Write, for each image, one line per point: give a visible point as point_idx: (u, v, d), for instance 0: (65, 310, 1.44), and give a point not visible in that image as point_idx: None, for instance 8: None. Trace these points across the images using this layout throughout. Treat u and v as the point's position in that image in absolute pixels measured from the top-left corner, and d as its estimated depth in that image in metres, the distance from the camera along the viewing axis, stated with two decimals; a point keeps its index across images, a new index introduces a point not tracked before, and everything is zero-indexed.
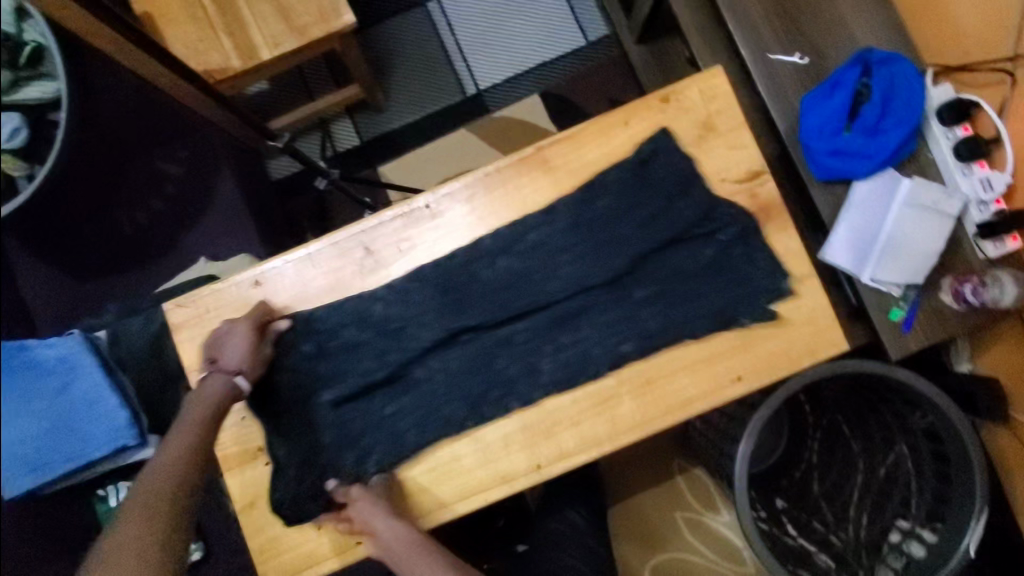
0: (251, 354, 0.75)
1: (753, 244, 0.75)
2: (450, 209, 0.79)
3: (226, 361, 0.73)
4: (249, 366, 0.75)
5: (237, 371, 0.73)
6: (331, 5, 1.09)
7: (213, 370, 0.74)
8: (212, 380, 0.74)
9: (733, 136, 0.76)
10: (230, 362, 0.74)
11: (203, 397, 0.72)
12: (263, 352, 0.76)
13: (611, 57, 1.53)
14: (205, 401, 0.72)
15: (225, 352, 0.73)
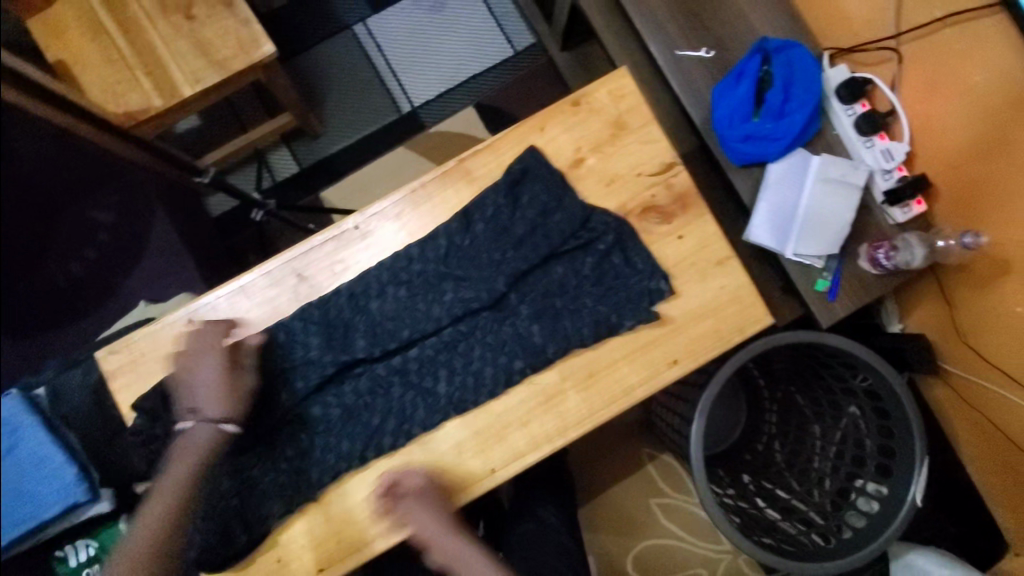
0: (229, 389, 0.70)
1: (674, 232, 0.78)
2: (382, 227, 0.77)
3: (208, 405, 0.68)
4: (234, 403, 0.70)
5: (221, 416, 0.68)
6: (249, 37, 1.09)
7: (190, 419, 0.68)
8: (195, 430, 0.68)
9: (645, 131, 0.79)
10: (210, 407, 0.68)
11: (190, 449, 0.67)
12: (243, 383, 0.71)
13: (538, 63, 1.57)
14: (193, 451, 0.67)
15: (205, 394, 0.69)
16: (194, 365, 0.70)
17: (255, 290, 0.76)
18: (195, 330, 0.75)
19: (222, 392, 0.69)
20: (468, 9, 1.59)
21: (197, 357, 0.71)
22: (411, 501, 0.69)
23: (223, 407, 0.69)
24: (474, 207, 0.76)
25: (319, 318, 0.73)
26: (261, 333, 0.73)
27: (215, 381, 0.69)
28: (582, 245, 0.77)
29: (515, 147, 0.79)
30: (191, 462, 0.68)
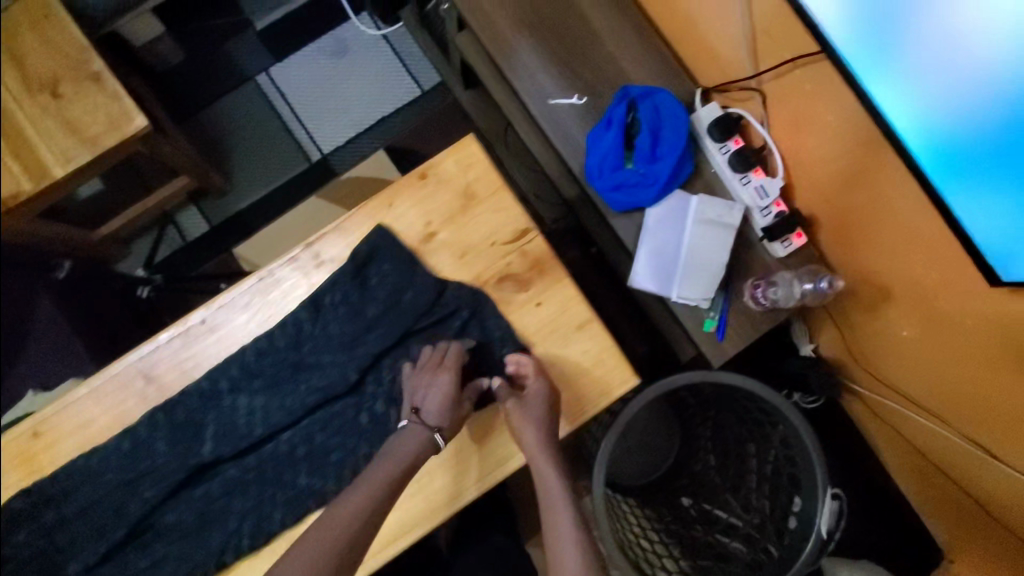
0: (457, 408, 0.70)
1: (533, 300, 0.78)
2: (231, 319, 0.75)
3: (436, 413, 0.69)
4: (455, 421, 0.70)
5: (436, 426, 0.69)
6: (121, 111, 1.07)
7: (411, 420, 0.69)
8: (410, 432, 0.68)
9: (496, 199, 0.78)
10: (433, 413, 0.69)
11: (403, 450, 0.67)
12: (463, 407, 0.72)
13: (446, 102, 1.56)
14: (400, 454, 0.67)
15: (443, 403, 0.69)
16: (424, 379, 0.70)
17: (102, 395, 0.73)
18: (41, 443, 0.73)
19: (451, 407, 0.70)
20: (371, 51, 1.57)
21: (422, 370, 0.71)
22: (533, 386, 0.72)
23: (453, 422, 0.70)
24: (324, 292, 0.75)
25: (164, 422, 0.71)
26: (105, 443, 0.70)
27: (454, 398, 0.70)
28: (438, 321, 0.76)
29: (366, 226, 0.78)
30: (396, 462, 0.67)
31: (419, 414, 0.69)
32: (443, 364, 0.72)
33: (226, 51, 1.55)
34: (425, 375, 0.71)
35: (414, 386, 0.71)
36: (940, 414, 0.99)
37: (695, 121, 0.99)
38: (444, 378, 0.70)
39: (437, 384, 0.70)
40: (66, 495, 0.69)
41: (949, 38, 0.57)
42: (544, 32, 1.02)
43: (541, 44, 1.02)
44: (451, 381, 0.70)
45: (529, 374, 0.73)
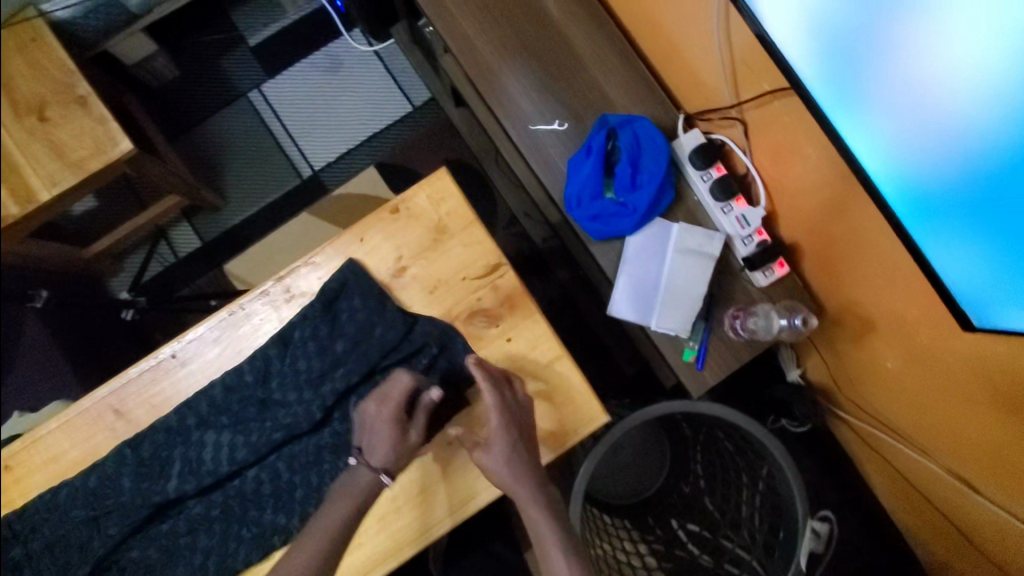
0: (402, 442, 0.70)
1: (503, 335, 0.77)
2: (201, 353, 0.75)
3: (378, 453, 0.69)
4: (403, 455, 0.70)
5: (381, 465, 0.69)
6: (105, 135, 1.14)
7: (357, 461, 0.70)
8: (358, 471, 0.69)
9: (467, 233, 0.78)
10: (377, 453, 0.70)
11: (349, 489, 0.68)
12: (412, 436, 0.71)
13: (437, 119, 1.56)
14: (347, 495, 0.68)
15: (383, 444, 0.69)
16: (370, 413, 0.71)
17: (71, 429, 0.74)
18: (11, 476, 0.73)
19: (396, 441, 0.70)
20: (362, 67, 1.57)
21: (369, 405, 0.71)
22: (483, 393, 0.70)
23: (402, 457, 0.70)
24: (293, 327, 0.75)
25: (131, 458, 0.71)
26: (75, 477, 0.71)
27: (394, 436, 0.70)
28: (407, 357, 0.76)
29: (337, 261, 0.78)
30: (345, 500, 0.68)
31: (364, 455, 0.70)
32: (387, 396, 0.71)
33: (219, 67, 1.55)
34: (371, 411, 0.71)
35: (360, 425, 0.72)
36: (928, 450, 0.97)
37: (676, 148, 0.98)
38: (384, 415, 0.70)
39: (377, 425, 0.70)
40: (37, 528, 0.71)
41: (912, 85, 0.57)
42: (526, 57, 1.01)
43: (522, 70, 1.01)
44: (389, 417, 0.70)
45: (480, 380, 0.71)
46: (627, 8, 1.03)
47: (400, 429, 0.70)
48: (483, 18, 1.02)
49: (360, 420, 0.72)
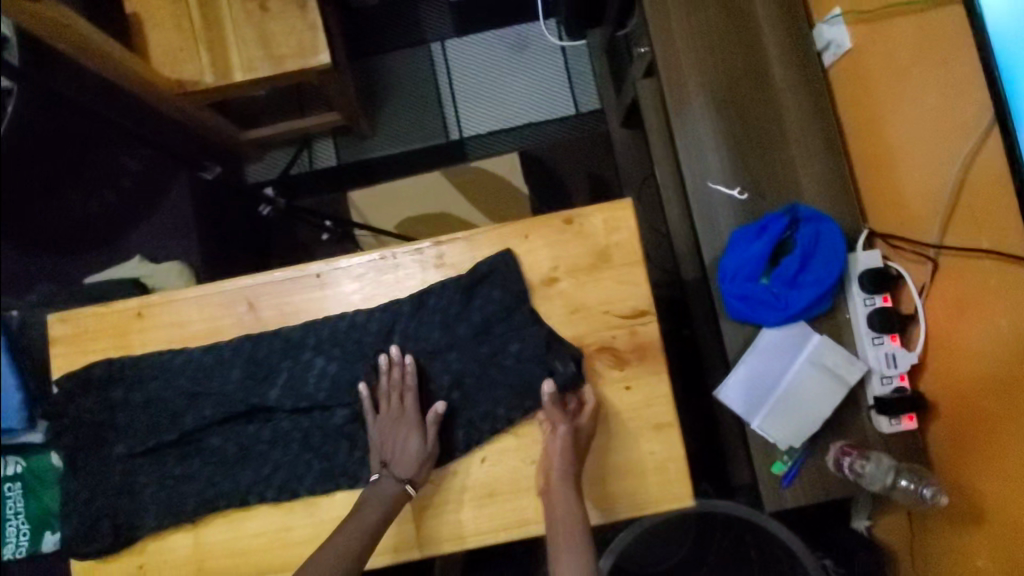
0: (422, 448, 0.71)
1: (622, 380, 0.75)
2: (341, 283, 0.77)
3: (401, 464, 0.70)
4: (425, 460, 0.71)
5: (408, 476, 0.70)
6: (311, 43, 1.12)
7: (382, 474, 0.71)
8: (385, 484, 0.70)
9: (627, 270, 0.76)
10: (401, 466, 0.71)
11: (376, 502, 0.69)
12: (429, 446, 0.71)
13: (597, 131, 1.54)
14: (374, 506, 0.69)
15: (404, 452, 0.71)
16: (390, 416, 0.72)
17: (206, 305, 0.77)
18: (137, 324, 0.77)
19: (416, 455, 0.70)
20: (546, 56, 1.57)
21: (385, 415, 0.73)
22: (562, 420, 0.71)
23: (423, 465, 0.71)
24: (431, 293, 0.76)
25: (246, 354, 0.75)
26: (191, 350, 0.75)
27: (413, 445, 0.71)
28: (524, 367, 0.75)
29: (495, 246, 0.77)
30: (375, 511, 0.69)
31: (390, 467, 0.70)
32: (401, 396, 0.73)
33: (416, 8, 1.58)
34: (389, 416, 0.72)
35: (381, 437, 0.72)
36: None
37: (851, 263, 0.93)
38: (402, 416, 0.72)
39: (397, 428, 0.72)
40: (142, 382, 0.74)
41: None
42: (731, 115, 0.98)
43: (723, 127, 0.98)
44: (407, 422, 0.71)
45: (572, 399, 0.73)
46: (854, 103, 0.98)
47: (416, 439, 0.71)
48: (705, 63, 0.99)
49: (379, 433, 0.72)
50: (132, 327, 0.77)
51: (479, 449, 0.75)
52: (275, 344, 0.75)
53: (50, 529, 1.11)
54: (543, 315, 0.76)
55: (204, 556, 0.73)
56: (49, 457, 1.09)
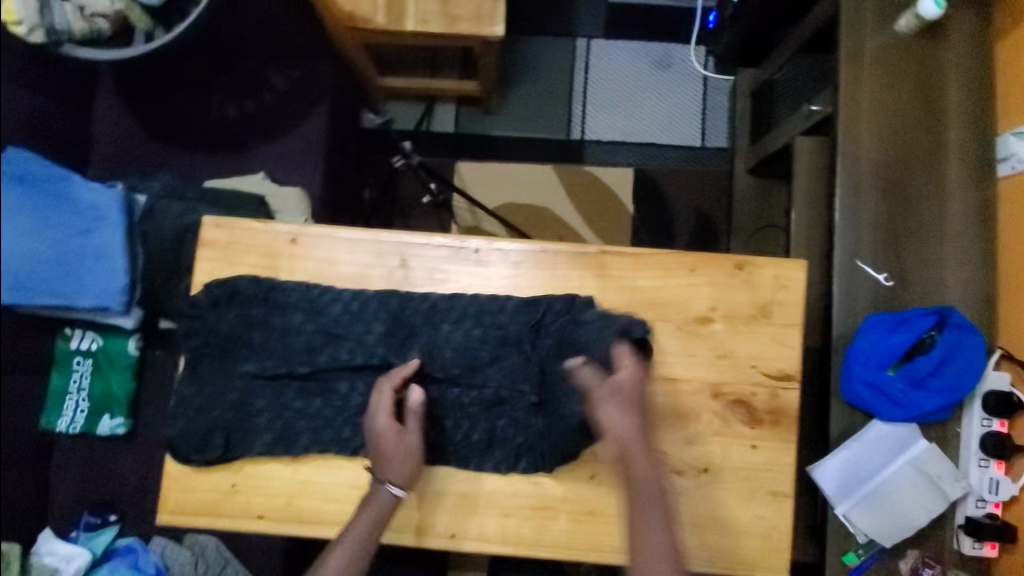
0: (403, 451, 0.68)
1: (749, 439, 0.73)
2: (497, 266, 0.76)
3: (393, 471, 0.68)
4: (407, 460, 0.68)
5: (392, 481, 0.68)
6: (489, 12, 1.11)
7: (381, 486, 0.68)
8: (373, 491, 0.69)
9: (785, 331, 0.74)
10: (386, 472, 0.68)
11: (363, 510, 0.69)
12: (409, 443, 0.68)
13: (716, 169, 1.53)
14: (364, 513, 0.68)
15: (397, 462, 0.68)
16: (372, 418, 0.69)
17: (361, 249, 0.76)
18: (290, 250, 0.77)
19: (397, 457, 0.68)
20: (687, 83, 1.55)
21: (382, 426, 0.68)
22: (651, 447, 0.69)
23: (411, 469, 0.69)
24: (586, 301, 0.75)
25: (388, 307, 0.74)
26: (340, 290, 0.75)
27: (394, 447, 0.68)
28: (656, 398, 0.73)
29: (659, 271, 0.75)
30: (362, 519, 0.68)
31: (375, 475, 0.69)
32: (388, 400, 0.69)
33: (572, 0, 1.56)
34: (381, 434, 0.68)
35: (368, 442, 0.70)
36: None
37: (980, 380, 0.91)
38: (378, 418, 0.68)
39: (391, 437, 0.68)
40: (284, 307, 0.75)
41: None
42: (896, 199, 0.96)
43: (885, 209, 0.96)
44: (383, 424, 0.68)
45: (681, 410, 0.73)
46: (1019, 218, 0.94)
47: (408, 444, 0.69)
48: (884, 140, 0.97)
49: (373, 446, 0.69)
50: (285, 252, 0.77)
51: (590, 466, 0.73)
52: (419, 307, 0.74)
53: (108, 414, 1.12)
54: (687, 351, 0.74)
55: (300, 492, 0.73)
56: (129, 341, 1.12)
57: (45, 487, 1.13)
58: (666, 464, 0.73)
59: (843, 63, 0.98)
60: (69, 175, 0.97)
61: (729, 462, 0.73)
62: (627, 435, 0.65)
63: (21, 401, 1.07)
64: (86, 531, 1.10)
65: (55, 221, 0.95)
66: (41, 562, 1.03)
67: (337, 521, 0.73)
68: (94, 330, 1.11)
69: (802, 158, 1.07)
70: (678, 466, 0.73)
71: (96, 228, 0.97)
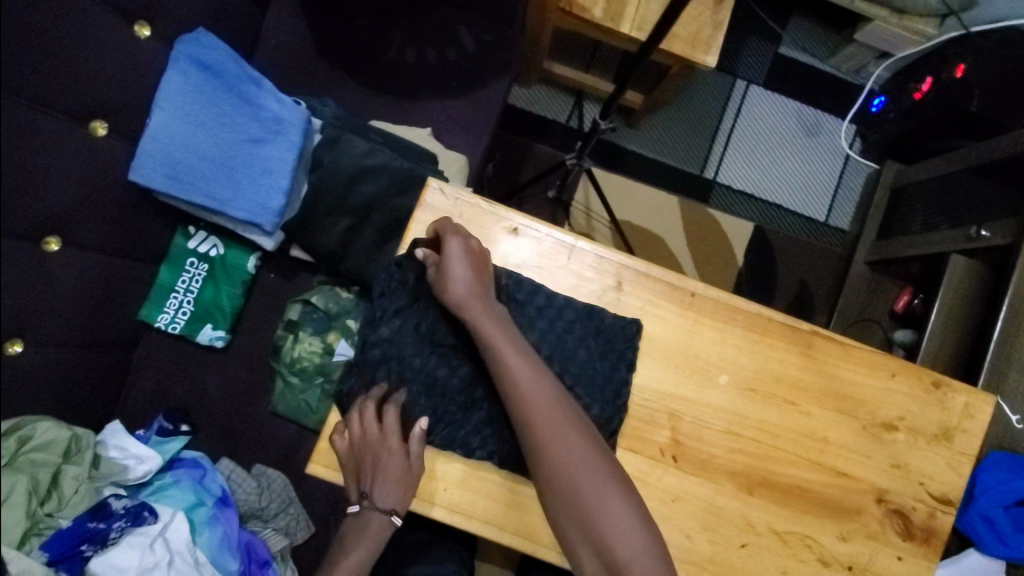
0: (399, 476, 0.71)
1: (898, 550, 0.74)
2: (709, 316, 0.75)
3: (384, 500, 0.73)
4: (401, 487, 0.71)
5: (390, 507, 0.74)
6: (707, 39, 1.08)
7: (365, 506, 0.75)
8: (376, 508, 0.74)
9: (960, 459, 0.75)
10: (386, 498, 0.73)
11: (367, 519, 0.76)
12: (404, 462, 0.71)
13: (832, 247, 1.53)
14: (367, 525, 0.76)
15: (387, 481, 0.71)
16: (378, 439, 0.71)
17: (579, 259, 0.75)
18: (508, 238, 0.75)
19: (394, 477, 0.71)
20: (828, 156, 1.54)
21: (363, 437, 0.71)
22: (780, 498, 0.74)
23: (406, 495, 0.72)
24: (783, 376, 0.75)
25: (589, 324, 0.73)
26: (551, 295, 0.73)
27: (391, 471, 0.71)
28: (823, 486, 0.74)
29: (862, 368, 0.75)
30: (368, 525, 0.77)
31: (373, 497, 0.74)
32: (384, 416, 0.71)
33: (742, 39, 1.52)
34: (355, 441, 0.72)
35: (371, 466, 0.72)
36: None
37: None
38: (384, 439, 0.70)
39: (378, 452, 0.71)
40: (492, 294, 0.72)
41: None
42: None
43: None
44: (382, 446, 0.70)
45: (797, 501, 0.74)
46: None
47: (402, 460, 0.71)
48: None
49: (348, 459, 0.72)
50: (504, 239, 0.75)
51: (742, 534, 0.74)
52: (627, 335, 0.73)
53: (210, 323, 1.09)
54: (862, 450, 0.75)
55: (459, 483, 0.72)
56: (249, 257, 1.08)
57: (123, 376, 1.08)
58: (817, 553, 0.74)
59: None
60: (258, 81, 0.98)
61: (876, 565, 0.74)
62: (471, 304, 0.68)
63: (129, 286, 1.02)
64: (157, 435, 1.04)
65: (228, 120, 0.95)
66: (107, 455, 0.98)
67: (488, 523, 0.72)
68: (218, 236, 1.07)
69: (953, 276, 1.08)
70: (827, 558, 0.74)
71: (268, 140, 0.97)
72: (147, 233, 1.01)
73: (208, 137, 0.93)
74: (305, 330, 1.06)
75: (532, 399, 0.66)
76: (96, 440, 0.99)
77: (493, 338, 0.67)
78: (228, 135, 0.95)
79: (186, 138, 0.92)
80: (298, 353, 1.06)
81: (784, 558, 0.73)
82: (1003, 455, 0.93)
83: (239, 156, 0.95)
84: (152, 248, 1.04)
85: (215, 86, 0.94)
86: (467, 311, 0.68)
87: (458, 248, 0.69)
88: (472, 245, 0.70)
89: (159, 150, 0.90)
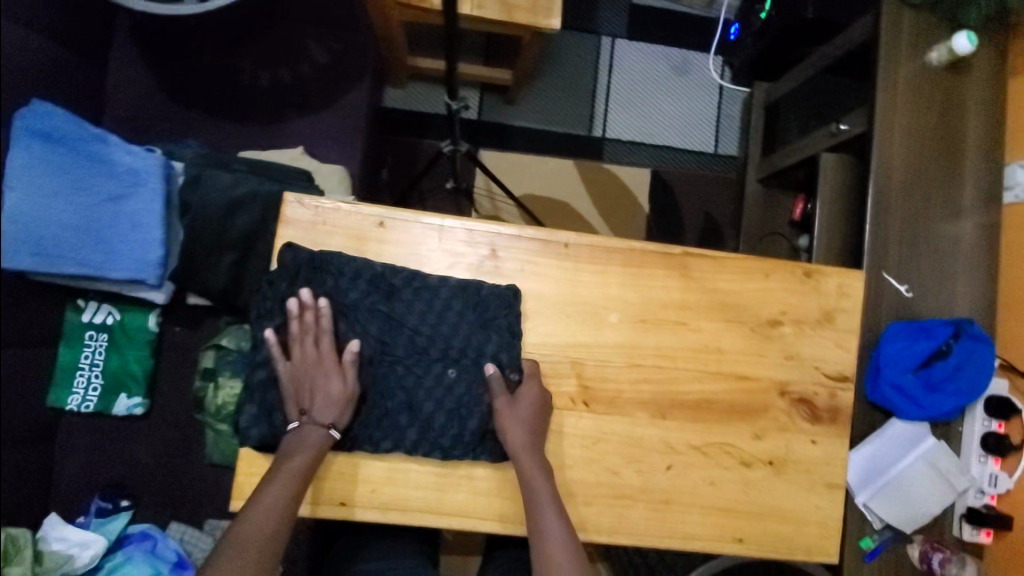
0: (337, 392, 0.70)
1: (811, 434, 0.79)
2: (584, 262, 0.77)
3: (324, 411, 0.69)
4: (344, 400, 0.70)
5: (330, 420, 0.70)
6: (547, 3, 1.11)
7: (302, 421, 0.70)
8: (309, 434, 0.69)
9: (847, 337, 0.80)
10: (325, 411, 0.70)
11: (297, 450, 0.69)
12: (336, 370, 0.71)
13: (728, 174, 1.59)
14: (300, 454, 0.68)
15: (327, 398, 0.70)
16: (312, 349, 0.71)
17: (449, 237, 0.77)
18: (377, 233, 0.76)
19: (331, 386, 0.70)
20: (704, 90, 1.60)
21: (300, 363, 0.71)
22: (691, 415, 0.77)
23: (347, 406, 0.71)
24: (667, 301, 0.78)
25: (469, 297, 0.74)
26: (428, 278, 0.74)
27: (330, 387, 0.70)
28: (729, 393, 0.78)
29: (738, 274, 0.79)
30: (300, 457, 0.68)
31: (309, 413, 0.70)
32: (320, 341, 0.71)
33: None
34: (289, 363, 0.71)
35: (298, 385, 0.71)
36: None
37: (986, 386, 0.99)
38: (317, 353, 0.71)
39: (316, 373, 0.70)
40: (371, 291, 0.73)
41: None
42: (920, 216, 1.03)
43: (910, 222, 1.03)
44: (320, 352, 0.71)
45: (708, 413, 0.77)
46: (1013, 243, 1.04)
47: (339, 381, 0.71)
48: (915, 160, 1.04)
49: None
50: (373, 235, 0.76)
51: (666, 457, 0.77)
52: (510, 299, 0.75)
53: (124, 393, 1.06)
54: (756, 352, 0.79)
55: (385, 480, 0.73)
56: (148, 317, 1.06)
57: (48, 468, 1.05)
58: (736, 456, 0.77)
59: (881, 88, 1.03)
60: (105, 137, 0.95)
61: (794, 453, 0.78)
62: (523, 445, 0.70)
63: (28, 375, 0.99)
64: (96, 518, 1.02)
65: (84, 184, 0.92)
66: (51, 549, 0.94)
67: (424, 511, 0.73)
68: (111, 304, 1.04)
69: (826, 171, 1.14)
70: (748, 459, 0.77)
71: (129, 194, 0.94)
72: (34, 317, 0.98)
73: (65, 206, 0.90)
74: (224, 375, 1.04)
75: (541, 513, 0.68)
76: (37, 537, 0.95)
77: (525, 456, 0.70)
78: (87, 198, 0.92)
79: (43, 211, 0.89)
80: (222, 399, 1.03)
81: (707, 468, 0.77)
82: (902, 324, 0.99)
83: (104, 217, 0.93)
84: (43, 331, 1.01)
85: (61, 152, 0.91)
86: (506, 431, 0.70)
87: (526, 393, 0.72)
88: (541, 403, 0.73)
89: (17, 230, 0.88)
